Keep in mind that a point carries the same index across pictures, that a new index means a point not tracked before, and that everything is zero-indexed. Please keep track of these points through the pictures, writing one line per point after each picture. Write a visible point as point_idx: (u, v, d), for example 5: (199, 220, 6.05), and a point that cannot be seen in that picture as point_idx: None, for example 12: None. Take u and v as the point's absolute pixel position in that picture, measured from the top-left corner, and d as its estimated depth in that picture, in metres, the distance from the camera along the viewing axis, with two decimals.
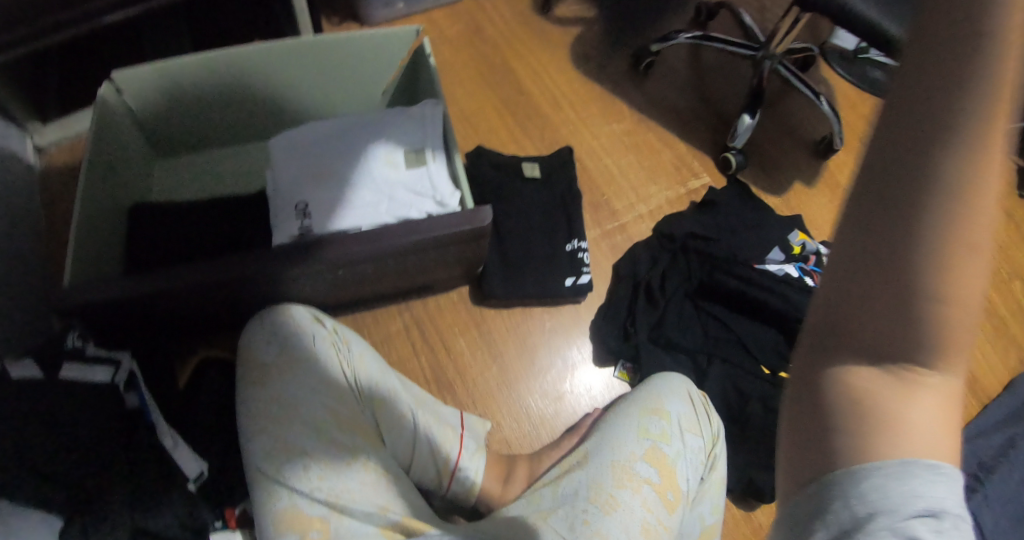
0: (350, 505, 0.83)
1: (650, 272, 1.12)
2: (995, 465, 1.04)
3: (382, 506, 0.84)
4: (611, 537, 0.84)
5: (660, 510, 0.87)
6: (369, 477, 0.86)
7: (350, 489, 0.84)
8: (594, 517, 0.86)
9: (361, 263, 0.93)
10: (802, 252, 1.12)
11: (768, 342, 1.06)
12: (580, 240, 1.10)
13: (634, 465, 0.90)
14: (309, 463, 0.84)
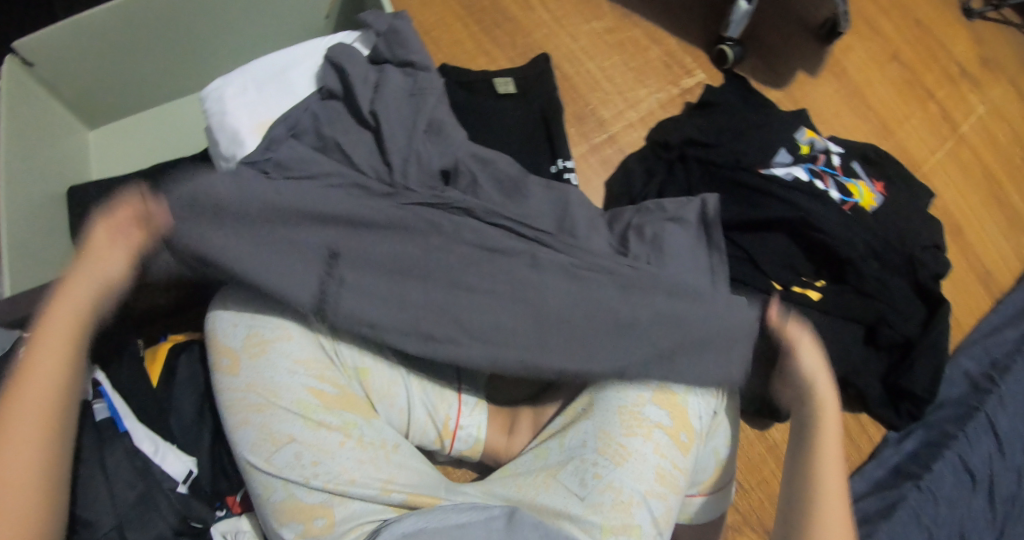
0: (351, 488, 0.78)
1: (645, 189, 1.01)
2: (1011, 363, 1.02)
3: (385, 480, 0.80)
4: (626, 490, 0.79)
5: (674, 454, 0.81)
6: (367, 453, 0.80)
7: (348, 471, 0.78)
8: (605, 469, 0.80)
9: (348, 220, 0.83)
10: (810, 151, 1.04)
11: (778, 256, 0.98)
12: (566, 159, 0.97)
13: (643, 409, 0.82)
14: (300, 449, 0.77)
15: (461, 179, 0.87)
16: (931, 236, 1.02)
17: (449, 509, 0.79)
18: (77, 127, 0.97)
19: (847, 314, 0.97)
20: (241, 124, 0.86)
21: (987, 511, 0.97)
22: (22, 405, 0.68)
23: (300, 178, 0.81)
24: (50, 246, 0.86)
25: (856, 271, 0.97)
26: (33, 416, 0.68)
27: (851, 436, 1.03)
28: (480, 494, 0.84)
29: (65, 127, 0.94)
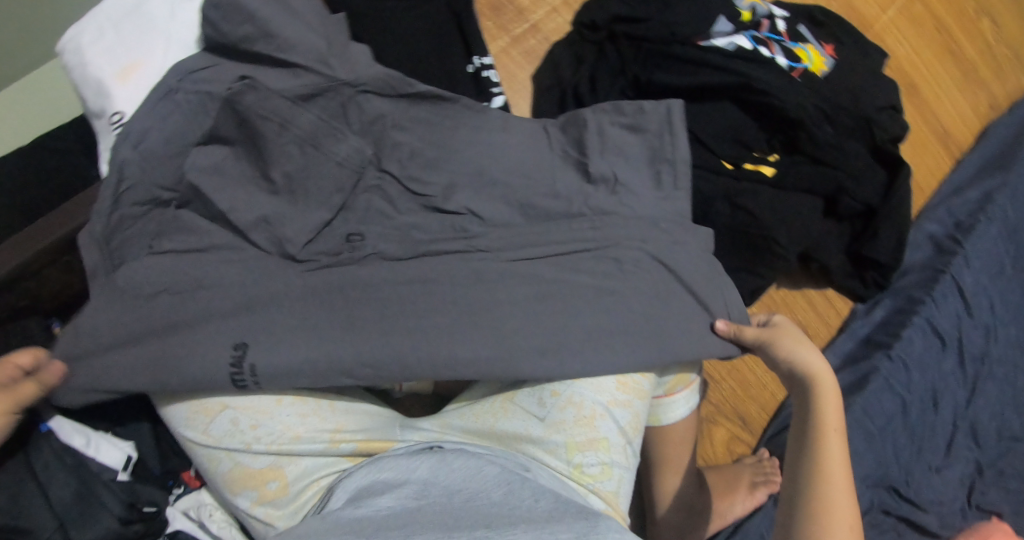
0: (297, 445, 0.72)
1: (575, 77, 0.92)
2: (974, 222, 1.00)
3: (332, 431, 0.74)
4: (586, 403, 0.76)
5: (638, 356, 0.76)
6: (308, 404, 0.74)
7: (291, 428, 0.72)
8: (564, 385, 0.76)
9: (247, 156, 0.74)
10: (753, 18, 0.96)
11: (724, 129, 0.91)
12: (483, 56, 0.88)
13: (601, 315, 0.76)
14: (235, 414, 0.72)
15: (360, 105, 0.77)
16: (888, 98, 0.97)
17: (399, 453, 0.74)
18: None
19: (801, 186, 0.92)
20: (104, 73, 0.75)
21: (958, 371, 0.97)
22: None
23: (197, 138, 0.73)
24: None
25: (811, 137, 0.90)
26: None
27: (816, 310, 1.00)
28: (437, 428, 0.78)
29: None
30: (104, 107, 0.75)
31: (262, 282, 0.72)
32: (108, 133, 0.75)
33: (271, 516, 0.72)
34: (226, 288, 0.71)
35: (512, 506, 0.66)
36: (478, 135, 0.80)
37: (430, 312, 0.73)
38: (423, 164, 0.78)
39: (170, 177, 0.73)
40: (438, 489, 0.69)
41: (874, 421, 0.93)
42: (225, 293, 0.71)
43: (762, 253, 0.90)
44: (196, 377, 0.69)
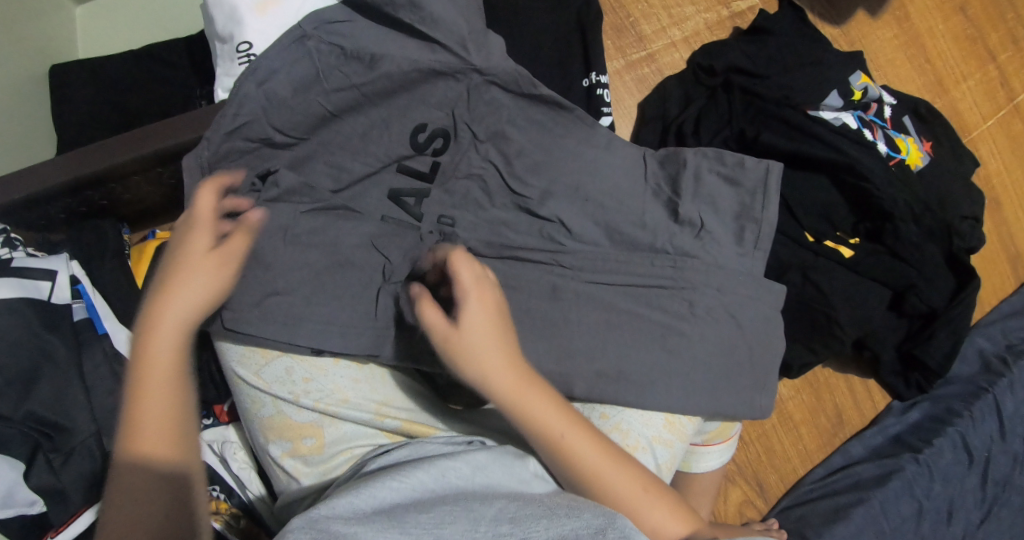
0: (343, 409, 0.72)
1: (681, 115, 0.93)
2: None
3: (379, 402, 0.73)
4: (633, 434, 0.75)
5: (692, 399, 0.76)
6: (362, 371, 0.74)
7: (342, 390, 0.72)
8: (613, 409, 0.75)
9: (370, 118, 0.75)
10: (862, 98, 0.96)
11: (813, 202, 0.92)
12: (601, 74, 0.88)
13: (668, 352, 0.76)
14: (292, 363, 0.71)
15: (484, 97, 0.79)
16: (972, 208, 0.97)
17: (441, 441, 0.70)
18: (65, 2, 0.84)
19: (874, 276, 0.92)
20: (242, 1, 0.76)
21: (979, 489, 0.97)
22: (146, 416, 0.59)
23: (320, 90, 0.74)
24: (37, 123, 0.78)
25: (896, 231, 0.91)
26: (165, 435, 0.60)
27: (856, 397, 1.01)
28: (481, 425, 0.77)
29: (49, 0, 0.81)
30: (235, 34, 0.76)
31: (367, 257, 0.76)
32: (232, 61, 0.76)
33: (300, 473, 0.71)
34: (322, 233, 0.74)
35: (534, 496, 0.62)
36: (586, 154, 0.82)
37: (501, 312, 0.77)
38: (529, 166, 0.81)
39: (289, 123, 0.74)
40: (464, 466, 0.64)
41: (888, 519, 0.93)
42: (318, 250, 0.73)
43: (820, 329, 0.90)
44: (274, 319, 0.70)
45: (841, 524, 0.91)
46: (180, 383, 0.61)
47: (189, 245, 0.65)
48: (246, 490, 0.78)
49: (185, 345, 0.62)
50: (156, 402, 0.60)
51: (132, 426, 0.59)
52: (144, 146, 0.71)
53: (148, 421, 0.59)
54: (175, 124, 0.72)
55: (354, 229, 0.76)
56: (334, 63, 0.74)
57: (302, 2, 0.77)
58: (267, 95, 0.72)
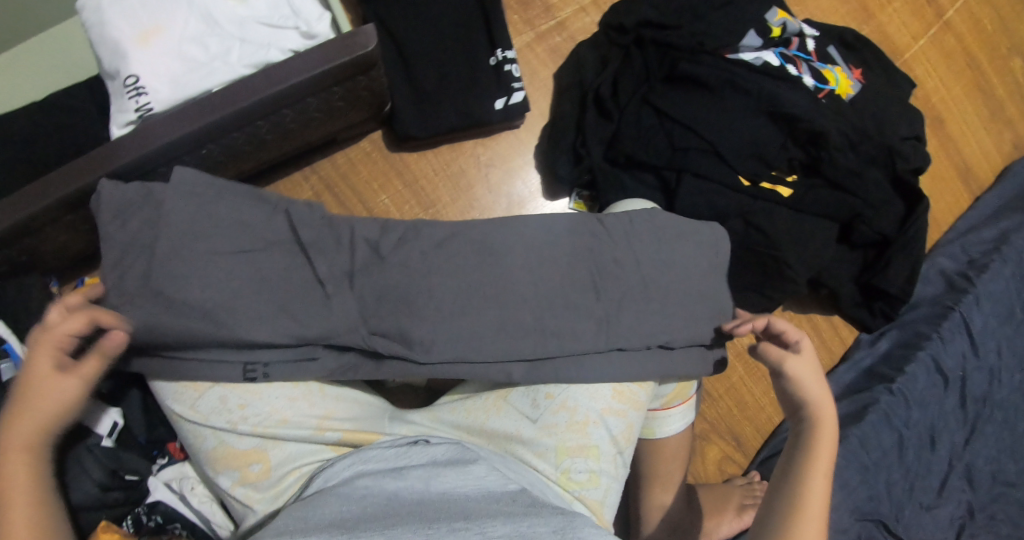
0: (283, 429, 0.70)
1: (598, 78, 0.89)
2: (988, 262, 0.99)
3: (320, 417, 0.72)
4: (580, 409, 0.74)
5: (638, 366, 0.74)
6: (298, 388, 0.72)
7: (279, 410, 0.70)
8: (558, 387, 0.74)
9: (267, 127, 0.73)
10: (782, 34, 0.94)
11: (745, 146, 0.87)
12: (506, 50, 0.84)
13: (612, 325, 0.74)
14: (225, 391, 0.69)
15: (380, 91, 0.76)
16: (911, 127, 0.95)
17: (384, 445, 0.70)
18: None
19: (817, 211, 0.90)
20: (123, 34, 0.71)
21: (958, 411, 0.96)
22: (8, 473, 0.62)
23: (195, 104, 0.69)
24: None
25: (832, 161, 0.88)
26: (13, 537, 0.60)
27: (821, 336, 0.99)
28: (427, 422, 0.76)
29: None
30: (120, 69, 0.71)
31: (278, 280, 0.70)
32: (122, 96, 0.71)
33: (251, 499, 0.69)
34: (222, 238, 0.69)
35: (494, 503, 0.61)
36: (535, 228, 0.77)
37: (439, 317, 0.71)
38: None
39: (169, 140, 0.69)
40: (418, 476, 0.65)
41: (869, 453, 0.92)
42: None
43: (771, 274, 0.88)
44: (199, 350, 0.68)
45: None
46: (37, 451, 0.63)
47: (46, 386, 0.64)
48: (212, 522, 0.77)
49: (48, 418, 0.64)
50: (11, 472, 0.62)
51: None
52: (49, 192, 0.69)
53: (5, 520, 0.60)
54: (72, 167, 0.70)
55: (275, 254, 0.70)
56: (216, 79, 0.71)
57: (189, 26, 0.72)
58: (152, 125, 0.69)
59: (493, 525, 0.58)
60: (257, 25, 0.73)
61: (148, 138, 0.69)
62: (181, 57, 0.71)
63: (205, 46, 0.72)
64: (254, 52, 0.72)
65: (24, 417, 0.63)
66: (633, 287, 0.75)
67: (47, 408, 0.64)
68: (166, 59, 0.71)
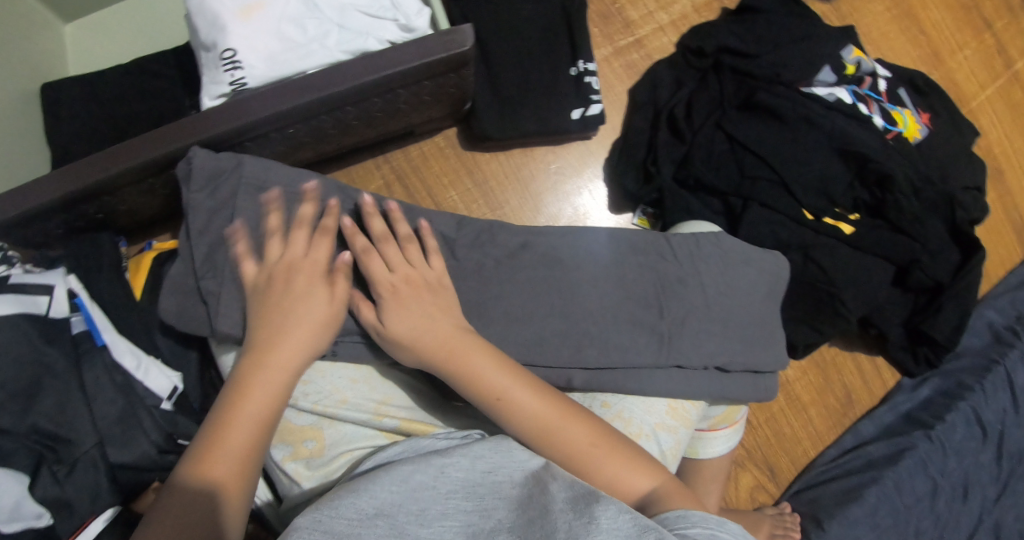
0: (340, 410, 0.70)
1: (673, 99, 0.90)
2: None
3: (378, 402, 0.71)
4: (635, 422, 0.73)
5: (697, 385, 0.74)
6: (360, 372, 0.72)
7: (339, 390, 0.71)
8: (614, 398, 0.74)
9: (353, 114, 0.74)
10: (856, 72, 0.94)
11: (813, 180, 0.88)
12: (588, 61, 0.84)
13: (675, 344, 0.74)
14: None
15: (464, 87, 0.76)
16: (975, 178, 0.96)
17: (438, 437, 0.68)
18: (53, 22, 0.85)
19: (877, 251, 0.90)
20: (224, 7, 0.71)
21: (994, 464, 0.96)
22: (241, 413, 0.62)
23: (288, 85, 0.69)
24: (25, 140, 0.78)
25: (897, 203, 0.88)
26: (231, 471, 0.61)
27: (864, 377, 1.00)
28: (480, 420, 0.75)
29: (42, 23, 0.83)
30: (217, 41, 0.71)
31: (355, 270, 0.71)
32: (216, 68, 0.71)
33: (300, 475, 0.70)
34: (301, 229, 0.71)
35: (535, 498, 0.58)
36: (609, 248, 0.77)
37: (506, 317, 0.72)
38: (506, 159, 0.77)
39: (258, 118, 0.69)
40: (462, 459, 0.61)
41: (903, 497, 0.92)
42: None
43: (826, 309, 0.88)
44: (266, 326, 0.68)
45: (857, 505, 0.91)
46: (272, 414, 0.63)
47: (284, 308, 0.65)
48: (254, 495, 0.78)
49: (287, 386, 0.64)
50: (248, 421, 0.62)
51: (211, 445, 0.61)
52: (134, 156, 0.70)
53: (219, 466, 0.60)
54: (158, 133, 0.70)
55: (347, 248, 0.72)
56: (311, 62, 0.71)
57: (290, 7, 0.72)
58: (243, 101, 0.70)
59: (533, 528, 0.54)
60: (357, 13, 0.73)
61: (242, 113, 0.69)
62: (279, 37, 0.71)
63: (303, 28, 0.72)
64: (353, 40, 0.72)
65: (277, 355, 0.64)
66: (695, 307, 0.75)
67: (291, 364, 0.65)
68: (266, 36, 0.71)
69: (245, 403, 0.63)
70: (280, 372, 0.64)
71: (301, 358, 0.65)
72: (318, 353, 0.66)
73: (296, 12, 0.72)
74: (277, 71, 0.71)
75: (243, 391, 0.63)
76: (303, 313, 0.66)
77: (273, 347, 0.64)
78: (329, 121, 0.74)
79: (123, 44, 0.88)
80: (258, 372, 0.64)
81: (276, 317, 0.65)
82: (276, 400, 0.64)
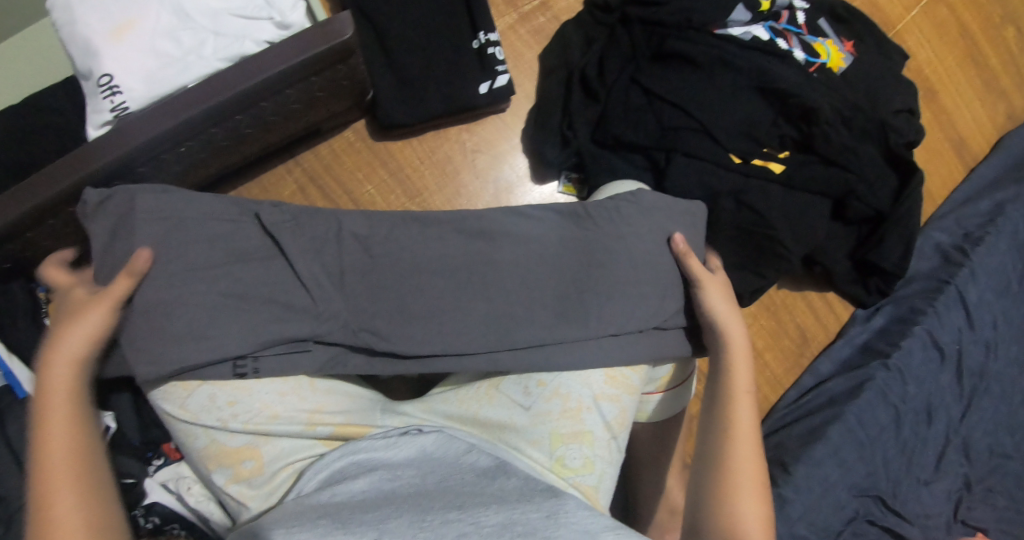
0: (274, 425, 0.69)
1: (585, 58, 0.87)
2: (982, 235, 0.98)
3: (311, 411, 0.70)
4: (573, 395, 0.72)
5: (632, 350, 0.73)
6: (288, 383, 0.70)
7: (269, 406, 0.69)
8: (549, 374, 0.72)
9: (246, 120, 0.71)
10: (772, 8, 0.91)
11: (735, 123, 0.86)
12: (488, 32, 0.82)
13: (604, 311, 0.72)
14: (214, 389, 0.68)
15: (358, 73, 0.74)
16: (905, 101, 0.94)
17: (375, 437, 0.70)
18: None
19: (810, 187, 0.88)
20: (94, 31, 0.68)
21: (955, 384, 0.96)
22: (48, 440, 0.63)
23: (169, 101, 0.67)
24: None
25: (824, 136, 0.87)
26: (80, 515, 0.61)
27: (816, 315, 0.99)
28: (420, 413, 0.74)
29: None
30: (92, 68, 0.68)
31: (267, 280, 0.69)
32: (96, 96, 0.69)
33: (244, 497, 0.69)
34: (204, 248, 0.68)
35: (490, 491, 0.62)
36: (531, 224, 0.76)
37: (430, 313, 0.71)
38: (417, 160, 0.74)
39: (142, 140, 0.67)
40: (416, 468, 0.66)
41: (866, 430, 0.92)
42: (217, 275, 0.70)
43: (768, 253, 0.86)
44: (180, 360, 0.65)
45: (820, 444, 0.90)
46: (71, 423, 0.64)
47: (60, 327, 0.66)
48: (207, 521, 0.77)
49: (76, 394, 0.65)
50: (50, 450, 0.62)
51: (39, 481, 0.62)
52: (22, 201, 0.67)
53: (50, 497, 0.61)
54: (47, 176, 0.68)
55: (256, 263, 0.70)
56: (190, 74, 0.69)
57: (162, 21, 0.69)
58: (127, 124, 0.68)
59: (483, 511, 0.58)
60: (230, 17, 0.71)
61: (125, 138, 0.67)
62: (154, 53, 0.69)
63: (178, 40, 0.69)
64: (229, 46, 0.70)
65: (52, 373, 0.65)
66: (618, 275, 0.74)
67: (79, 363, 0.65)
68: (140, 55, 0.68)
69: (45, 431, 0.63)
70: (57, 380, 0.64)
71: (81, 347, 0.65)
72: (102, 336, 0.66)
73: (168, 27, 0.69)
74: (158, 89, 0.69)
75: (50, 416, 0.64)
76: (77, 323, 0.66)
77: (56, 366, 0.65)
78: (223, 131, 0.71)
79: (16, 79, 0.85)
80: (44, 397, 0.64)
81: (56, 337, 0.66)
82: (69, 415, 0.64)
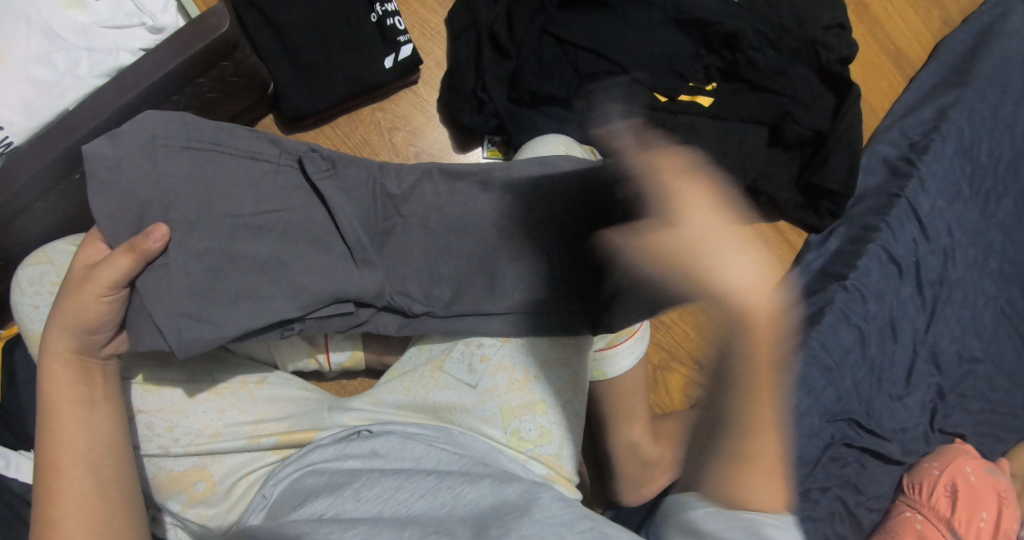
0: (216, 443, 0.68)
1: (492, 14, 0.83)
2: (929, 143, 0.96)
3: (253, 422, 0.69)
4: (517, 366, 0.70)
5: None
6: (224, 398, 0.69)
7: (209, 424, 0.68)
8: (490, 348, 0.70)
9: None
10: None
11: (655, 61, 0.83)
12: (386, 3, 0.78)
13: None
14: (150, 417, 0.67)
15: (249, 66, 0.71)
16: (834, 15, 0.90)
17: (324, 442, 0.68)
18: None
19: (744, 115, 0.85)
20: None
21: (916, 297, 0.94)
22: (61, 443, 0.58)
23: (51, 130, 0.63)
24: None
25: (750, 61, 0.84)
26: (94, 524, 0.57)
27: (768, 245, 0.97)
28: (368, 406, 0.72)
29: None
30: None
31: None
32: None
33: (202, 520, 0.67)
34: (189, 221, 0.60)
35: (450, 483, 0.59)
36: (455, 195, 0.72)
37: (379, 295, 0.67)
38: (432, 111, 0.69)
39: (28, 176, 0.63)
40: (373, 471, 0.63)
41: (831, 354, 0.90)
42: None
43: None
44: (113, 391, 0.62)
45: (786, 376, 0.88)
46: (81, 423, 0.59)
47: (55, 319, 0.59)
48: None
49: (85, 390, 0.60)
50: (60, 454, 0.58)
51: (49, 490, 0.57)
52: None
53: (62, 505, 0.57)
54: None
55: None
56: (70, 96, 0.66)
57: (32, 45, 0.65)
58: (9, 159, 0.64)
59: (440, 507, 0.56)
60: (101, 29, 0.67)
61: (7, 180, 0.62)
62: (29, 81, 0.65)
63: (52, 63, 0.66)
64: (104, 60, 0.67)
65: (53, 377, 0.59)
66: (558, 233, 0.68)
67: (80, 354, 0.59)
68: (13, 86, 0.64)
69: (53, 439, 0.58)
70: (61, 378, 0.59)
71: (84, 339, 0.59)
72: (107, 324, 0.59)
73: (39, 52, 0.65)
74: (40, 118, 0.66)
75: (52, 419, 0.59)
76: (75, 312, 0.59)
77: (56, 364, 0.59)
78: None
79: None
80: (49, 398, 0.59)
81: (53, 330, 0.59)
82: (80, 417, 0.59)
